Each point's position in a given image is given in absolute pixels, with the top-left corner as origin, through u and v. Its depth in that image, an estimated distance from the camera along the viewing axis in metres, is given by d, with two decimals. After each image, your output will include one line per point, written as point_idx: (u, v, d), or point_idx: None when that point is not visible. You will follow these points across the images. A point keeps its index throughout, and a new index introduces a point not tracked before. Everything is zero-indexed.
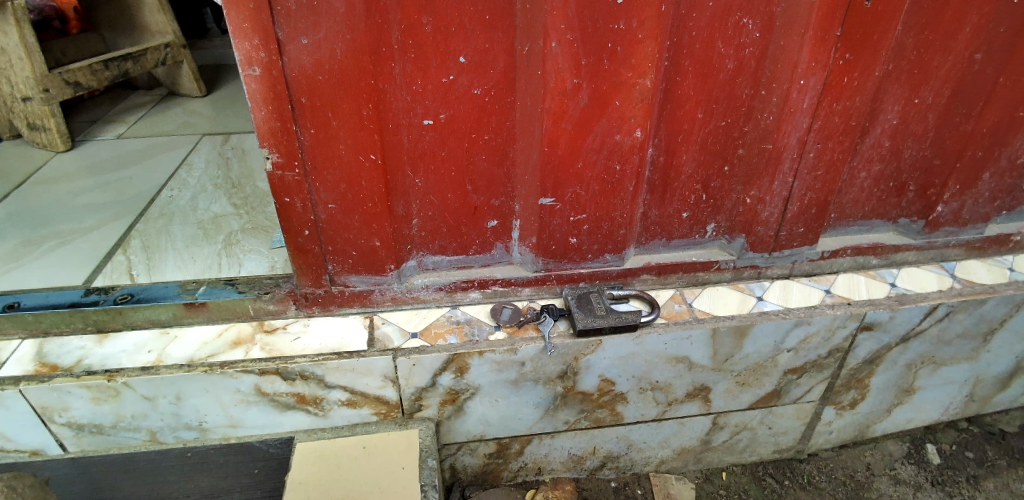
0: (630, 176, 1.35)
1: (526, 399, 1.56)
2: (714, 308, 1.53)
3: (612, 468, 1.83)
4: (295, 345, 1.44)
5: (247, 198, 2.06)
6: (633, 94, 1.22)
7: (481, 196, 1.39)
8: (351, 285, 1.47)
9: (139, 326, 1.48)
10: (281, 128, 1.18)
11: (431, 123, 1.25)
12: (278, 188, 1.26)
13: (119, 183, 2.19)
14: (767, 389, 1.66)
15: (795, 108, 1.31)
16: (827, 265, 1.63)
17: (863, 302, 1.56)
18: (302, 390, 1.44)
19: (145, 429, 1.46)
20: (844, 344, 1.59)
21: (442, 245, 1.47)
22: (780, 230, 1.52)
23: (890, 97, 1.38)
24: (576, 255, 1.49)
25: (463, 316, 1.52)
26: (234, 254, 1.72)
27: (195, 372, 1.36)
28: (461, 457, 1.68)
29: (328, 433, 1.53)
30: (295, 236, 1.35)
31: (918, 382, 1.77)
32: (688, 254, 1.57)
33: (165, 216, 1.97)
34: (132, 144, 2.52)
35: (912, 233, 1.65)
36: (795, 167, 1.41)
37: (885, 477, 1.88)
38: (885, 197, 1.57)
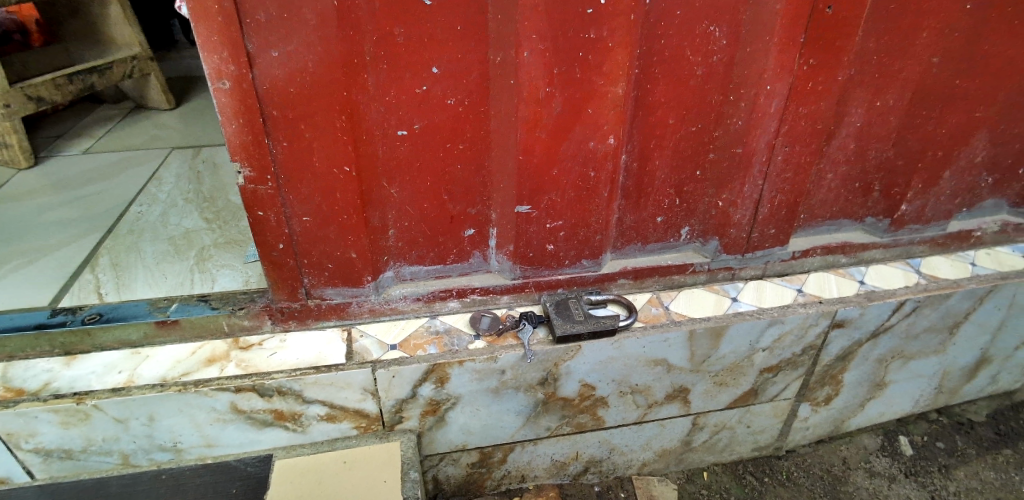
0: (604, 182, 1.37)
1: (507, 407, 1.56)
2: (690, 310, 1.55)
3: (595, 472, 1.84)
4: (271, 360, 1.42)
5: (220, 212, 2.03)
6: (606, 101, 1.24)
7: (458, 206, 1.40)
8: (328, 298, 1.46)
9: (109, 346, 1.44)
10: (252, 142, 1.17)
11: (406, 134, 1.24)
12: (250, 201, 1.25)
13: (85, 200, 2.14)
14: (744, 388, 1.69)
15: (762, 112, 1.35)
16: (798, 265, 1.66)
17: (833, 300, 1.59)
18: (279, 406, 1.42)
19: (117, 453, 1.42)
20: (817, 341, 1.62)
21: (419, 255, 1.46)
22: (752, 231, 1.55)
23: (853, 101, 1.42)
24: (554, 261, 1.49)
25: (442, 326, 1.51)
26: (207, 270, 1.69)
27: (168, 391, 1.34)
28: (444, 468, 1.67)
29: (307, 449, 1.51)
30: (270, 250, 1.33)
31: (889, 376, 1.82)
32: (664, 258, 1.59)
33: (134, 233, 1.92)
34: (99, 159, 2.46)
35: (879, 231, 1.70)
36: (765, 170, 1.44)
37: (861, 470, 1.92)
38: (852, 197, 1.61)
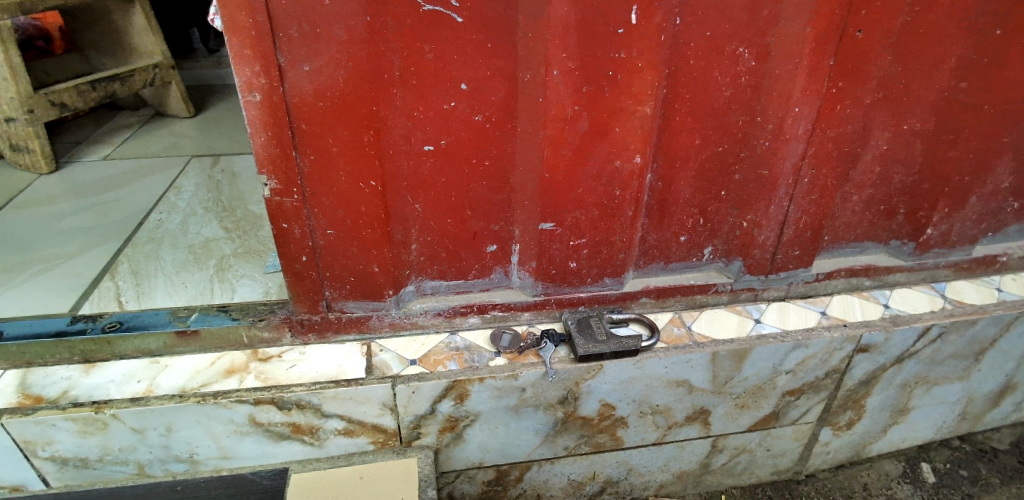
0: (629, 201, 1.36)
1: (526, 425, 1.54)
2: (713, 331, 1.53)
3: (611, 493, 1.81)
4: (290, 373, 1.41)
5: (239, 221, 2.04)
6: (633, 121, 1.24)
7: (480, 222, 1.39)
8: (349, 311, 1.45)
9: (127, 355, 1.44)
10: (280, 155, 1.17)
11: (431, 149, 1.24)
12: (275, 214, 1.25)
13: (104, 207, 2.15)
14: (766, 411, 1.66)
15: (789, 134, 1.34)
16: (822, 287, 1.64)
17: (858, 323, 1.57)
18: (297, 419, 1.40)
19: (133, 463, 1.41)
20: (841, 365, 1.60)
21: (440, 270, 1.46)
22: (776, 253, 1.53)
23: (880, 125, 1.41)
24: (576, 279, 1.48)
25: (462, 343, 1.50)
26: (226, 280, 1.69)
27: (187, 402, 1.33)
28: (460, 485, 1.65)
29: (324, 463, 1.49)
30: (292, 262, 1.33)
31: (912, 401, 1.78)
32: (686, 277, 1.57)
33: (153, 241, 1.93)
34: (118, 166, 2.48)
35: (903, 255, 1.68)
36: (790, 192, 1.43)
37: (882, 497, 1.88)
38: (876, 220, 1.59)
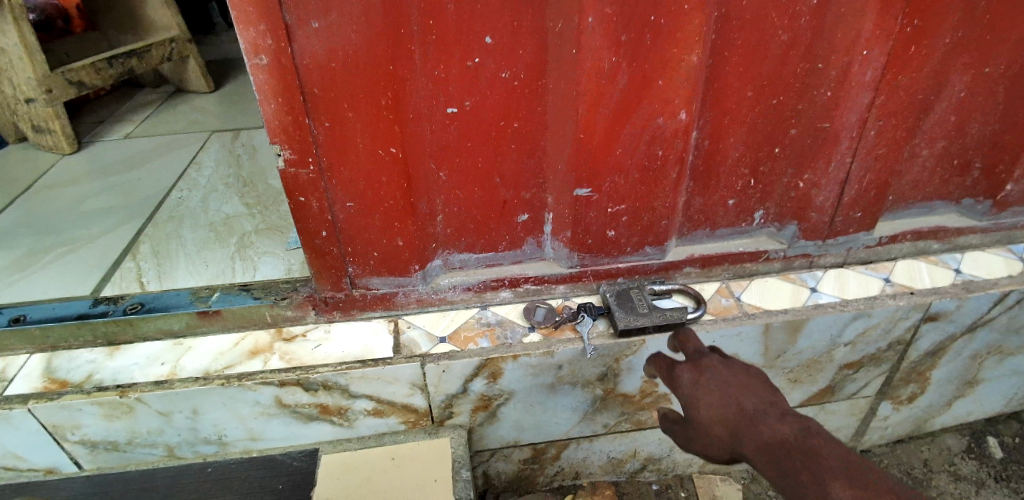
0: (672, 162, 1.23)
1: (563, 404, 1.46)
2: (764, 301, 1.41)
3: (653, 470, 1.76)
4: (315, 353, 1.35)
5: (260, 196, 1.97)
6: (678, 72, 1.09)
7: (510, 190, 1.28)
8: (374, 288, 1.37)
9: (151, 337, 1.40)
10: (292, 123, 1.08)
11: (455, 112, 1.13)
12: (291, 187, 1.16)
13: (126, 186, 2.11)
14: (821, 385, 1.55)
15: (855, 82, 1.17)
16: (884, 252, 1.50)
17: (926, 291, 1.43)
18: (325, 400, 1.35)
19: (162, 445, 1.39)
20: (906, 335, 1.47)
21: (468, 243, 1.36)
22: (835, 215, 1.39)
23: (961, 68, 1.23)
24: (614, 249, 1.37)
25: (493, 318, 1.42)
26: (248, 258, 1.63)
27: (211, 385, 1.28)
28: (495, 464, 1.59)
29: (354, 444, 1.44)
30: (312, 238, 1.25)
31: (982, 373, 1.65)
32: (734, 244, 1.44)
33: (175, 219, 1.88)
34: (140, 144, 2.43)
35: (976, 215, 1.51)
36: (854, 147, 1.27)
37: (944, 474, 1.77)
38: (948, 177, 1.42)
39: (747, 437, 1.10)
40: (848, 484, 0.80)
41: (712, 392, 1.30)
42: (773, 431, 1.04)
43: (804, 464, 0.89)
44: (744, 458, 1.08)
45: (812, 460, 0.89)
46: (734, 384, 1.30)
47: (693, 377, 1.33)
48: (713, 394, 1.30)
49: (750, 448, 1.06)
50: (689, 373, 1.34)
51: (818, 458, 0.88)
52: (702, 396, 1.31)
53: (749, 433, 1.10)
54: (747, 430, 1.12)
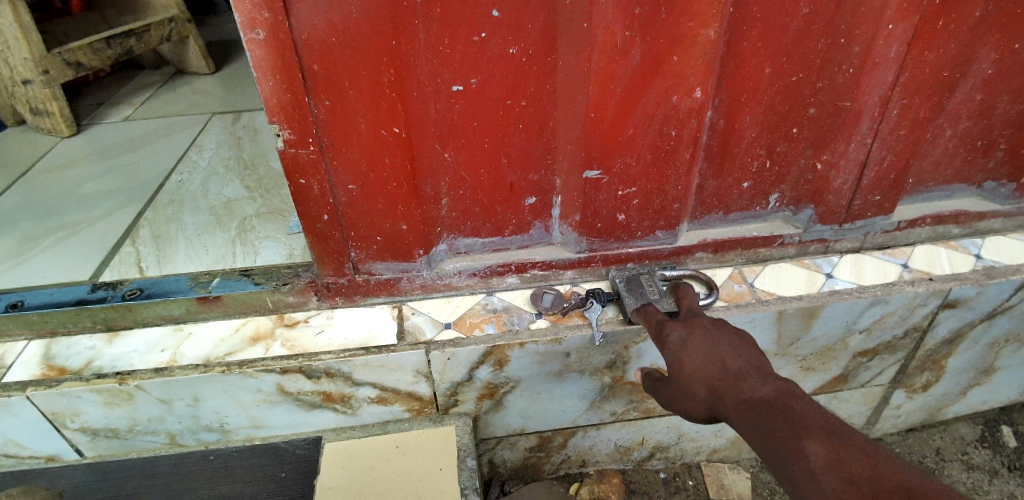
0: (686, 142, 1.18)
1: (571, 391, 1.44)
2: (778, 287, 1.37)
3: (661, 458, 1.74)
4: (318, 340, 1.32)
5: (261, 180, 1.93)
6: (694, 48, 1.04)
7: (517, 172, 1.24)
8: (377, 273, 1.34)
9: (150, 323, 1.37)
10: (292, 102, 1.03)
11: (460, 90, 1.09)
12: (291, 168, 1.12)
13: (125, 169, 2.07)
14: (834, 373, 1.52)
15: (879, 59, 1.12)
16: (903, 236, 1.45)
17: (946, 277, 1.39)
18: (328, 388, 1.32)
19: (163, 433, 1.37)
20: (923, 323, 1.43)
21: (474, 227, 1.33)
22: (853, 198, 1.34)
23: (990, 43, 1.17)
24: (623, 233, 1.33)
25: (500, 304, 1.38)
26: (249, 242, 1.59)
27: (212, 372, 1.25)
28: (500, 452, 1.57)
29: (358, 432, 1.42)
30: (313, 222, 1.21)
31: (999, 361, 1.61)
32: (748, 229, 1.40)
33: (174, 203, 1.84)
34: (140, 127, 2.38)
35: (998, 198, 1.46)
36: (875, 127, 1.22)
37: (957, 463, 1.75)
38: (970, 159, 1.37)
39: (687, 369, 0.93)
40: (826, 444, 0.67)
41: (698, 351, 0.94)
42: (741, 373, 0.85)
43: (781, 418, 0.73)
44: (691, 411, 0.91)
45: (792, 415, 0.73)
46: (718, 335, 0.95)
47: (684, 336, 1.00)
48: (701, 349, 0.94)
49: (703, 389, 0.88)
50: (681, 331, 1.01)
51: (800, 414, 0.72)
52: (690, 356, 0.94)
53: (694, 360, 0.93)
54: (678, 358, 0.96)
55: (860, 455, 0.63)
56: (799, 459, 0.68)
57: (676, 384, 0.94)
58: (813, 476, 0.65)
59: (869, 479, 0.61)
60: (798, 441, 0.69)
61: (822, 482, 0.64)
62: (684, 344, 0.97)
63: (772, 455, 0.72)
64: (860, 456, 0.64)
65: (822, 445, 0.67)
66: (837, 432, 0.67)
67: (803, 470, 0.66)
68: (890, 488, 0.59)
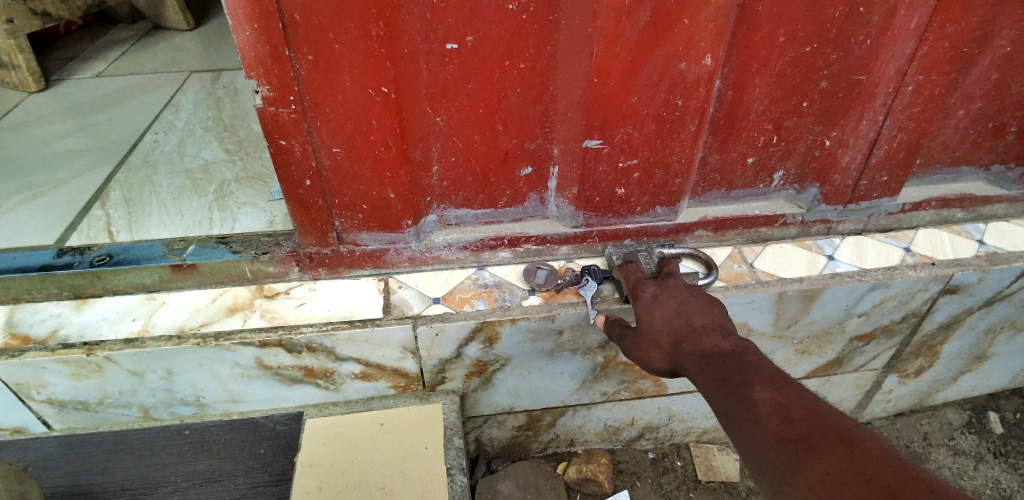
0: (692, 113, 1.12)
1: (562, 370, 1.39)
2: (778, 268, 1.33)
3: (650, 439, 1.72)
4: (299, 312, 1.25)
5: (241, 143, 1.84)
6: (706, 10, 0.97)
7: (513, 140, 1.17)
8: (363, 244, 1.27)
9: (121, 291, 1.29)
10: (271, 55, 0.94)
11: (455, 49, 1.01)
12: (271, 128, 1.04)
13: (99, 127, 1.95)
14: (829, 356, 1.50)
15: (898, 30, 1.06)
16: (906, 219, 1.42)
17: (948, 262, 1.36)
18: (309, 362, 1.27)
19: (136, 406, 1.31)
20: (922, 308, 1.41)
21: (466, 198, 1.26)
22: (860, 178, 1.30)
23: (1012, 19, 1.11)
24: (622, 208, 1.28)
25: (491, 279, 1.33)
26: (227, 208, 1.51)
27: (185, 344, 1.19)
28: (487, 430, 1.54)
29: (340, 408, 1.37)
30: (295, 188, 1.13)
31: (992, 348, 1.61)
32: (750, 207, 1.35)
33: (149, 165, 1.73)
34: (115, 84, 2.25)
35: (1005, 182, 1.43)
36: (888, 103, 1.17)
37: (943, 448, 1.76)
38: (980, 140, 1.33)
39: (655, 325, 1.01)
40: (770, 388, 0.76)
41: (667, 308, 1.02)
42: (702, 329, 0.94)
43: (734, 368, 0.82)
44: (653, 360, 1.00)
45: (743, 367, 0.81)
46: (687, 295, 1.03)
47: (655, 293, 1.07)
48: (671, 306, 1.02)
49: (666, 340, 0.98)
50: (653, 288, 1.08)
51: (752, 365, 0.81)
52: (660, 311, 1.03)
53: (661, 317, 1.01)
54: (647, 312, 1.04)
55: (803, 401, 0.72)
56: (745, 403, 0.76)
57: (642, 334, 1.03)
58: (755, 416, 0.74)
59: (807, 420, 0.70)
60: (746, 388, 0.77)
61: (764, 423, 0.72)
62: (654, 301, 1.05)
63: (721, 400, 0.80)
64: (798, 401, 0.73)
65: (768, 391, 0.75)
66: (781, 380, 0.76)
67: (748, 411, 0.75)
68: (824, 427, 0.68)
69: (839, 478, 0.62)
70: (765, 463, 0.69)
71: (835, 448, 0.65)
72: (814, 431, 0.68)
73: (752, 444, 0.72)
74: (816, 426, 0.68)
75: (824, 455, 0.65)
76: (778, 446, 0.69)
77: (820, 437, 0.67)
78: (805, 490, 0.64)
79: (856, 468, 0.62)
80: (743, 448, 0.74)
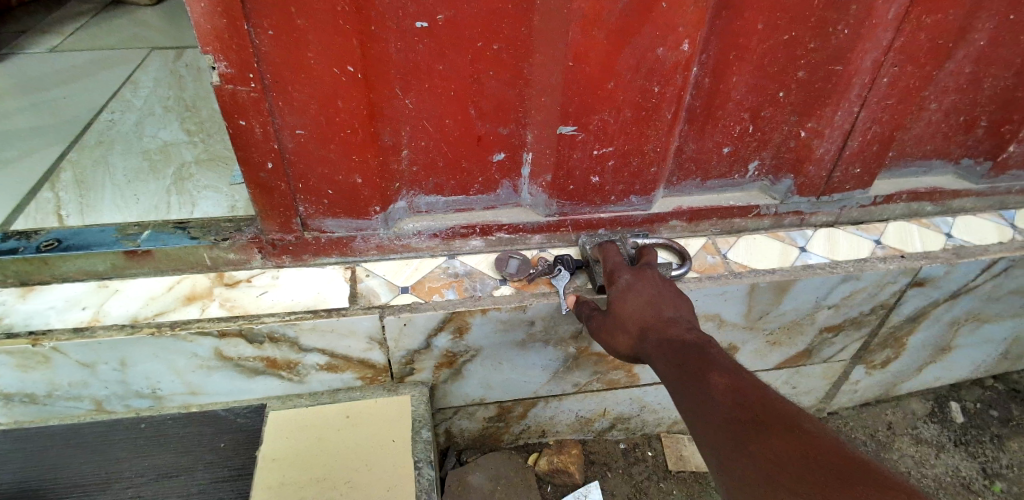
0: (669, 100, 1.10)
1: (533, 361, 1.37)
2: (751, 260, 1.33)
3: (621, 429, 1.72)
4: (260, 301, 1.20)
5: (203, 124, 1.76)
6: None
7: (487, 124, 1.13)
8: (329, 230, 1.22)
9: (72, 278, 1.22)
10: (228, 28, 0.88)
11: (425, 27, 0.96)
12: (229, 107, 0.98)
13: (50, 104, 1.84)
14: (799, 348, 1.51)
15: (878, 20, 1.05)
16: (877, 212, 1.42)
17: (917, 255, 1.37)
18: (272, 353, 1.22)
19: (88, 399, 1.24)
20: (890, 300, 1.42)
21: (437, 184, 1.22)
22: (834, 170, 1.30)
23: (989, 12, 1.11)
24: (597, 197, 1.25)
25: (462, 268, 1.29)
26: (186, 192, 1.44)
27: (139, 334, 1.13)
28: (458, 421, 1.51)
29: (305, 400, 1.33)
30: (256, 171, 1.07)
31: (956, 340, 1.64)
32: (725, 198, 1.34)
33: (104, 145, 1.65)
34: (69, 60, 2.13)
35: (973, 177, 1.44)
36: (864, 94, 1.16)
37: (906, 437, 1.80)
38: (952, 134, 1.34)
39: (626, 312, 0.98)
40: (727, 376, 0.76)
41: (641, 297, 1.00)
42: (673, 322, 0.93)
43: (694, 355, 0.82)
44: (618, 345, 0.98)
45: (702, 354, 0.82)
46: (662, 288, 1.01)
47: (631, 281, 1.04)
48: (645, 294, 1.00)
49: (634, 327, 0.96)
50: (629, 275, 1.06)
51: (712, 354, 0.82)
52: (633, 298, 1.00)
53: (634, 305, 0.99)
54: (619, 298, 1.02)
55: (756, 389, 0.72)
56: (701, 386, 0.76)
57: (612, 319, 1.00)
58: (709, 398, 0.74)
59: (759, 406, 0.70)
60: (704, 374, 0.77)
61: (718, 404, 0.72)
62: (629, 288, 1.03)
63: (678, 384, 0.79)
64: (751, 388, 0.74)
65: (725, 378, 0.76)
66: (737, 371, 0.77)
67: (704, 393, 0.75)
68: (775, 413, 0.69)
69: (783, 457, 0.63)
70: (713, 446, 0.70)
71: (783, 433, 0.65)
72: (766, 416, 0.68)
73: (702, 425, 0.73)
74: (767, 410, 0.69)
75: (771, 437, 0.65)
76: (728, 427, 0.69)
77: (771, 420, 0.67)
78: (749, 469, 0.64)
79: (802, 449, 0.63)
80: (693, 429, 0.74)
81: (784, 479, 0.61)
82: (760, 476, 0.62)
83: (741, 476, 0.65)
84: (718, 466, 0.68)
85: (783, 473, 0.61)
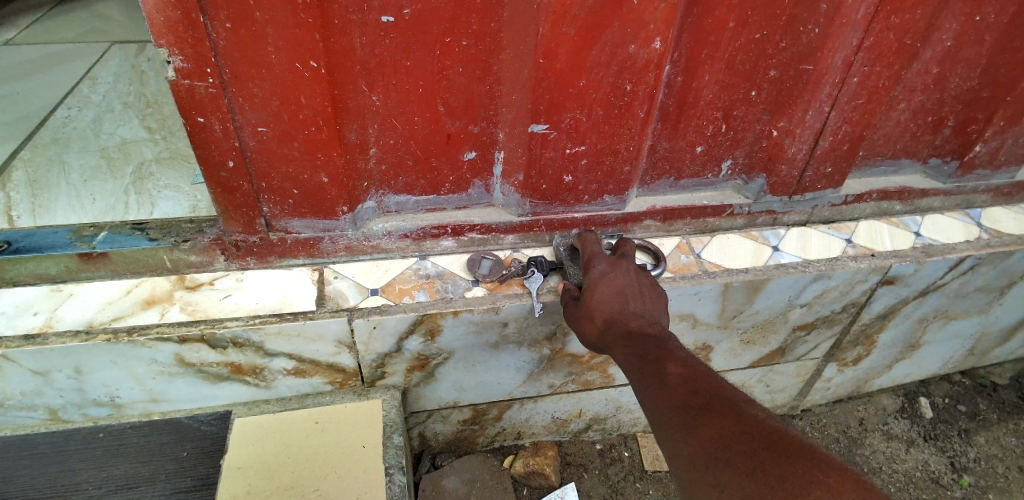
0: (642, 99, 1.08)
1: (507, 363, 1.35)
2: (725, 259, 1.33)
3: (597, 429, 1.71)
4: (223, 305, 1.16)
5: (165, 121, 1.70)
6: None
7: (456, 122, 1.11)
8: (295, 231, 1.18)
9: (22, 282, 1.16)
10: (182, 20, 0.84)
11: (391, 22, 0.93)
12: (185, 103, 0.94)
13: (3, 99, 1.76)
14: (772, 346, 1.52)
15: (847, 19, 1.05)
16: (848, 211, 1.43)
17: (887, 253, 1.38)
18: (236, 358, 1.18)
19: (42, 408, 1.18)
20: (861, 298, 1.43)
21: (407, 183, 1.19)
22: (805, 169, 1.30)
23: (955, 13, 1.12)
24: (570, 196, 1.24)
25: (433, 270, 1.27)
26: (145, 192, 1.39)
27: (94, 341, 1.08)
28: (432, 425, 1.49)
29: (273, 406, 1.29)
30: (216, 170, 1.03)
31: (925, 337, 1.66)
32: (698, 197, 1.34)
33: (59, 142, 1.58)
34: (24, 53, 2.05)
35: (941, 176, 1.46)
36: (834, 93, 1.17)
37: (878, 433, 1.82)
38: (920, 133, 1.36)
39: (596, 303, 0.98)
40: (682, 367, 0.81)
41: (613, 287, 0.99)
42: (638, 318, 0.94)
43: (654, 346, 0.86)
44: (584, 331, 1.00)
45: (661, 347, 0.86)
46: (635, 282, 1.00)
47: (605, 271, 1.02)
48: (616, 285, 0.99)
49: (600, 318, 0.97)
50: (604, 266, 1.03)
51: (670, 346, 0.87)
52: (604, 289, 0.99)
53: (605, 296, 0.98)
54: (590, 286, 1.01)
55: (707, 378, 0.77)
56: (657, 375, 0.80)
57: (582, 308, 1.01)
58: (664, 383, 0.78)
59: (708, 391, 0.74)
60: (662, 363, 0.82)
61: (672, 390, 0.76)
62: (602, 278, 1.01)
63: (636, 372, 0.83)
64: (704, 378, 0.78)
65: (680, 369, 0.80)
66: (692, 362, 0.81)
67: (659, 380, 0.79)
68: (722, 397, 0.73)
69: (727, 435, 0.66)
70: (662, 425, 0.73)
71: (726, 413, 0.69)
72: (714, 399, 0.72)
73: (656, 409, 0.76)
74: (716, 396, 0.73)
75: (718, 417, 0.69)
76: (678, 410, 0.73)
77: (717, 402, 0.71)
78: (691, 443, 0.68)
79: (741, 426, 0.66)
80: (648, 413, 0.77)
81: (727, 456, 0.64)
82: (702, 450, 0.66)
83: (684, 449, 0.68)
84: (669, 446, 0.71)
85: (727, 450, 0.64)
